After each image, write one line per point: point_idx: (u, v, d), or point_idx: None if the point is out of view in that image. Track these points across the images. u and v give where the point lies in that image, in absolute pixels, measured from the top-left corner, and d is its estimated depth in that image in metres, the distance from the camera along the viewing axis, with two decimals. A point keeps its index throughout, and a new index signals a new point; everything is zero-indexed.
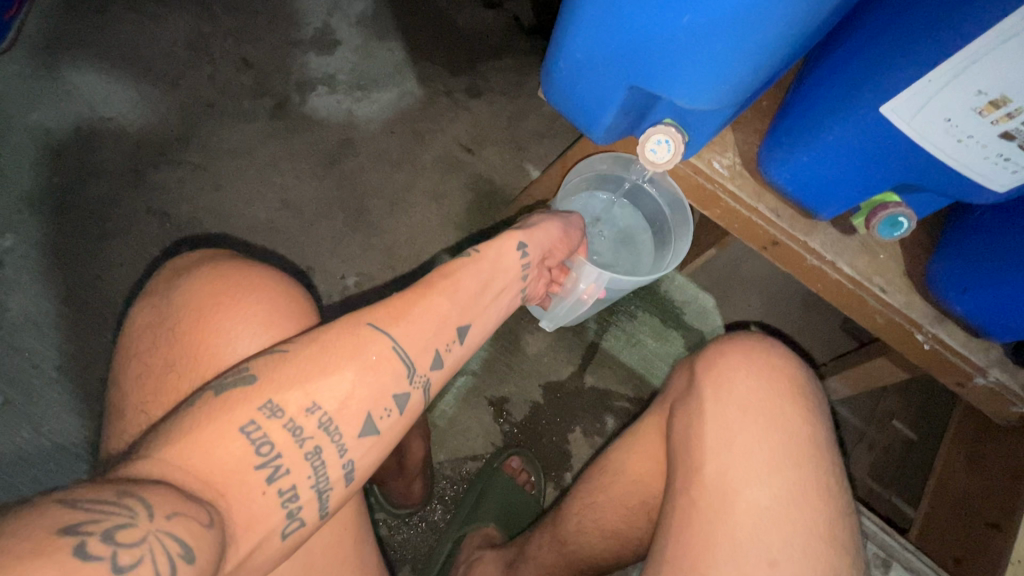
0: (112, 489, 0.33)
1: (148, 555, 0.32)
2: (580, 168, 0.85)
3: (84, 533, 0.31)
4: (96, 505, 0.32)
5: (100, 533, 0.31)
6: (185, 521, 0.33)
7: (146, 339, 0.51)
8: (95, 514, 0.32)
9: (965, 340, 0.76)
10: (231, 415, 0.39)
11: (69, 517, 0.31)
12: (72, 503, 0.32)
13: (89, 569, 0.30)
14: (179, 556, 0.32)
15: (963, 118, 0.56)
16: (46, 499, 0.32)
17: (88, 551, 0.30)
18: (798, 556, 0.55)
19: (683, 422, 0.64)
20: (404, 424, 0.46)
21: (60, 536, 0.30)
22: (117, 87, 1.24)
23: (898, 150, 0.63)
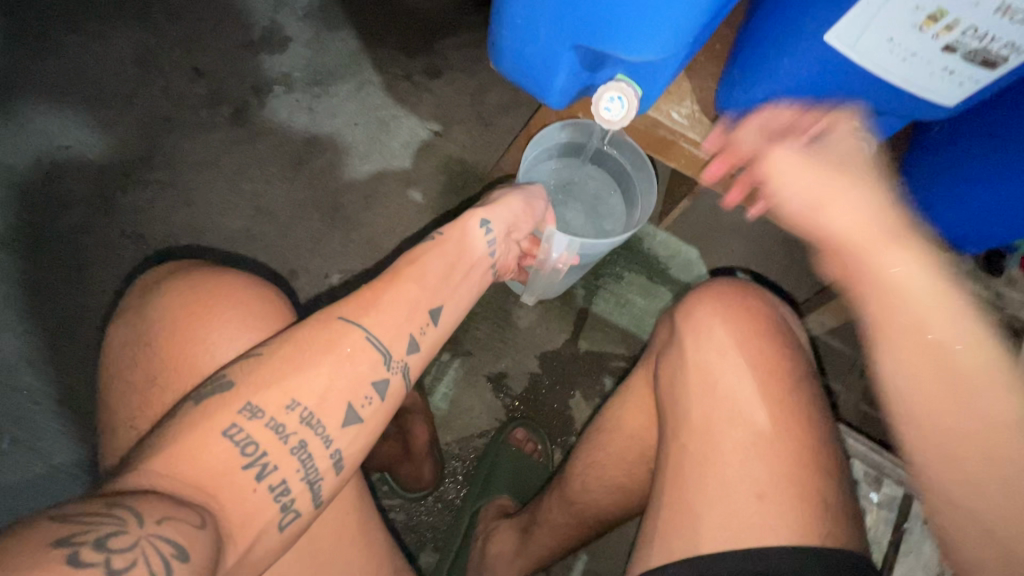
0: (101, 504, 0.34)
1: (141, 557, 0.33)
2: (539, 140, 0.83)
3: (76, 544, 0.32)
4: (87, 519, 0.33)
5: (91, 542, 0.32)
6: (176, 524, 0.34)
7: (126, 356, 0.51)
8: (86, 526, 0.33)
9: (937, 257, 0.77)
10: (213, 420, 0.40)
11: (62, 530, 0.32)
12: (63, 519, 0.33)
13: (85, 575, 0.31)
14: (173, 556, 0.33)
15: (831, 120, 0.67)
16: (38, 520, 0.33)
17: (80, 559, 0.31)
18: (785, 484, 0.57)
19: (668, 373, 0.67)
20: (387, 410, 0.47)
21: (51, 549, 0.31)
22: (71, 114, 1.21)
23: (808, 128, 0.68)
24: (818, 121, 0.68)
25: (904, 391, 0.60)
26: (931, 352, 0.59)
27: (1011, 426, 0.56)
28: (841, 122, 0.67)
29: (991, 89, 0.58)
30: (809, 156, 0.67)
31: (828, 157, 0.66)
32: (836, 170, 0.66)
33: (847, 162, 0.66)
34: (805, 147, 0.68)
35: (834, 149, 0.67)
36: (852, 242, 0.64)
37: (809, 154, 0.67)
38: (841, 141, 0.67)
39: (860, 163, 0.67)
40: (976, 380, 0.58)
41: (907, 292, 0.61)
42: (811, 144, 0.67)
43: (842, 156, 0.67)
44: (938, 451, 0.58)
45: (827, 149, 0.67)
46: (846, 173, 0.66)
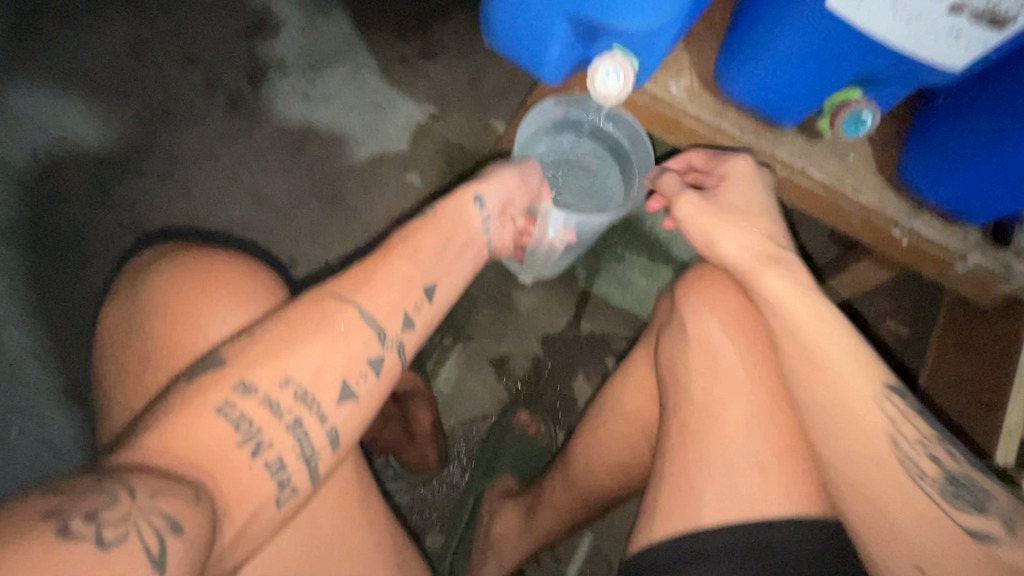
0: (93, 480, 0.35)
1: (133, 530, 0.33)
2: (532, 117, 0.81)
3: (65, 517, 0.32)
4: (77, 493, 0.33)
5: (80, 514, 0.32)
6: (169, 498, 0.34)
7: (118, 337, 0.50)
8: (76, 499, 0.33)
9: (942, 229, 0.75)
10: (206, 397, 0.40)
11: (52, 503, 0.33)
12: (51, 493, 0.33)
13: (73, 547, 0.31)
14: (167, 529, 0.34)
15: (739, 167, 0.67)
16: (29, 495, 0.33)
17: (70, 531, 0.32)
18: (782, 457, 0.57)
19: (669, 348, 0.65)
20: (383, 386, 0.47)
21: (41, 521, 0.31)
22: (65, 105, 1.20)
23: (724, 169, 0.68)
24: (721, 170, 0.68)
25: (804, 399, 0.55)
26: (810, 359, 0.55)
27: (881, 424, 0.53)
28: (736, 163, 0.68)
29: (988, 52, 0.57)
30: (706, 201, 0.65)
31: (724, 203, 0.65)
32: (731, 212, 0.64)
33: (744, 208, 0.65)
34: (706, 195, 0.67)
35: (731, 195, 0.66)
36: (741, 268, 0.61)
37: (709, 200, 0.66)
38: (751, 186, 0.67)
39: (757, 208, 0.65)
40: (854, 390, 0.54)
41: (777, 302, 0.58)
42: (714, 192, 0.67)
43: (739, 202, 0.65)
44: (837, 454, 0.53)
45: (724, 195, 0.66)
46: (742, 215, 0.64)
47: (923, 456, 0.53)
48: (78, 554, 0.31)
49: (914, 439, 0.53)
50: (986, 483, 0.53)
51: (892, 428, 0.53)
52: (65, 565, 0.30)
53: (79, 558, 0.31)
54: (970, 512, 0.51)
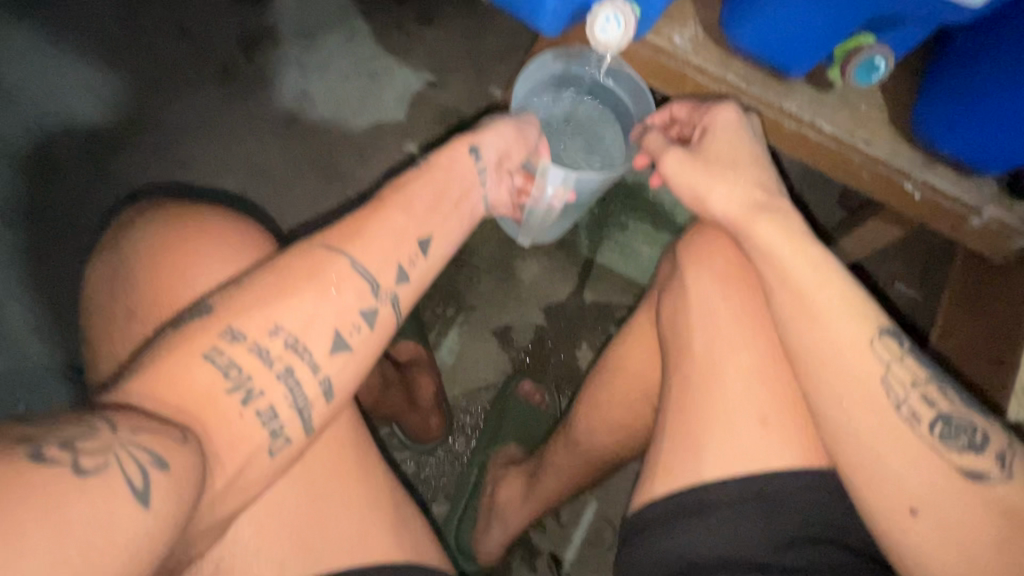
0: (74, 417, 0.34)
1: (115, 462, 0.32)
2: (528, 71, 0.79)
3: (39, 444, 0.31)
4: (56, 426, 0.32)
5: (58, 443, 0.31)
6: (152, 436, 0.34)
7: (105, 289, 0.48)
8: (52, 430, 0.32)
9: (956, 181, 0.72)
10: (192, 344, 0.39)
11: (27, 432, 0.31)
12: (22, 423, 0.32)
13: (48, 472, 0.30)
14: (152, 465, 0.33)
15: (725, 114, 0.65)
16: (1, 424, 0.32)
17: (44, 456, 0.30)
18: (786, 410, 0.56)
19: (670, 304, 0.64)
20: (378, 339, 0.46)
21: (13, 445, 0.30)
22: (55, 77, 1.17)
23: (710, 120, 0.65)
24: (705, 122, 0.66)
25: (794, 346, 0.54)
26: (803, 305, 0.54)
27: (877, 371, 0.52)
28: (723, 112, 0.65)
29: None
30: (690, 154, 0.63)
31: (709, 156, 0.63)
32: (717, 165, 0.62)
33: (731, 160, 0.62)
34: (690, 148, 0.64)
35: (717, 146, 0.63)
36: (731, 221, 0.60)
37: (693, 152, 0.64)
38: (739, 134, 0.64)
39: (745, 160, 0.62)
40: (846, 337, 0.53)
41: (769, 252, 0.57)
42: (698, 144, 0.64)
43: (726, 155, 0.62)
44: (830, 400, 0.52)
45: (708, 148, 0.63)
46: (729, 167, 0.62)
47: (915, 396, 0.52)
48: (51, 479, 0.29)
49: (906, 381, 0.52)
50: (983, 423, 0.51)
51: (884, 370, 0.52)
52: (41, 489, 0.29)
53: (54, 483, 0.29)
54: (963, 451, 0.50)
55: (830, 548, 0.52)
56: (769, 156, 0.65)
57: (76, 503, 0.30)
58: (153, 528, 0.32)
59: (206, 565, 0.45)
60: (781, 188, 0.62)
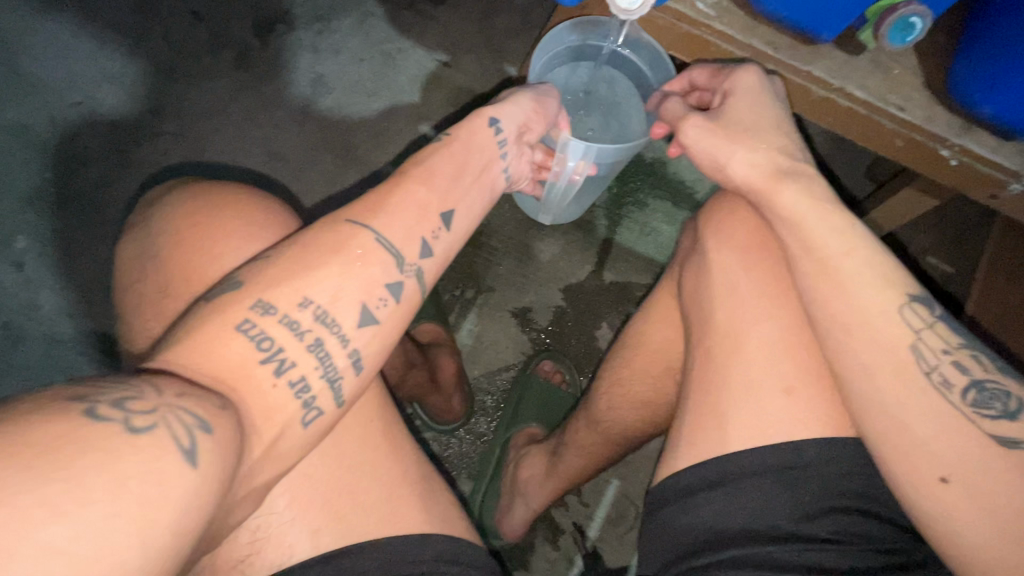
0: (117, 379, 0.35)
1: (161, 421, 0.33)
2: (548, 43, 0.77)
3: (93, 402, 0.32)
4: (105, 387, 0.33)
5: (107, 401, 0.32)
6: (196, 400, 0.35)
7: (136, 269, 0.49)
8: (102, 391, 0.33)
9: (997, 146, 0.69)
10: (226, 316, 0.39)
11: (78, 392, 0.33)
12: (75, 385, 0.34)
13: (99, 427, 0.31)
14: (197, 427, 0.34)
15: (748, 76, 0.62)
16: (55, 386, 0.33)
17: (97, 413, 0.31)
18: (812, 381, 0.55)
19: (692, 277, 0.64)
20: (404, 313, 0.46)
21: (68, 403, 0.31)
22: (77, 68, 1.18)
23: (732, 83, 0.63)
24: (726, 86, 0.64)
25: (818, 314, 0.53)
26: (827, 271, 0.53)
27: (906, 338, 0.51)
28: (747, 75, 0.62)
29: None
30: (710, 120, 0.61)
31: (730, 121, 0.61)
32: (738, 130, 0.60)
33: (752, 124, 0.60)
34: (710, 113, 0.63)
35: (738, 110, 0.61)
36: (752, 188, 0.58)
37: (713, 118, 0.62)
38: (763, 96, 0.62)
39: (767, 123, 0.60)
40: (871, 303, 0.51)
41: (794, 220, 0.55)
42: (718, 109, 0.62)
43: (747, 119, 0.60)
44: (855, 369, 0.50)
45: (729, 112, 0.61)
46: (750, 130, 0.60)
47: (947, 363, 0.50)
48: (104, 434, 0.30)
49: (937, 348, 0.51)
50: (1016, 388, 0.50)
51: (914, 337, 0.51)
52: (98, 443, 0.30)
53: (107, 437, 0.30)
54: (997, 418, 0.48)
55: (864, 519, 0.51)
56: (793, 119, 0.63)
57: (130, 458, 0.31)
58: (201, 485, 0.32)
59: (243, 534, 0.46)
60: (806, 152, 0.61)
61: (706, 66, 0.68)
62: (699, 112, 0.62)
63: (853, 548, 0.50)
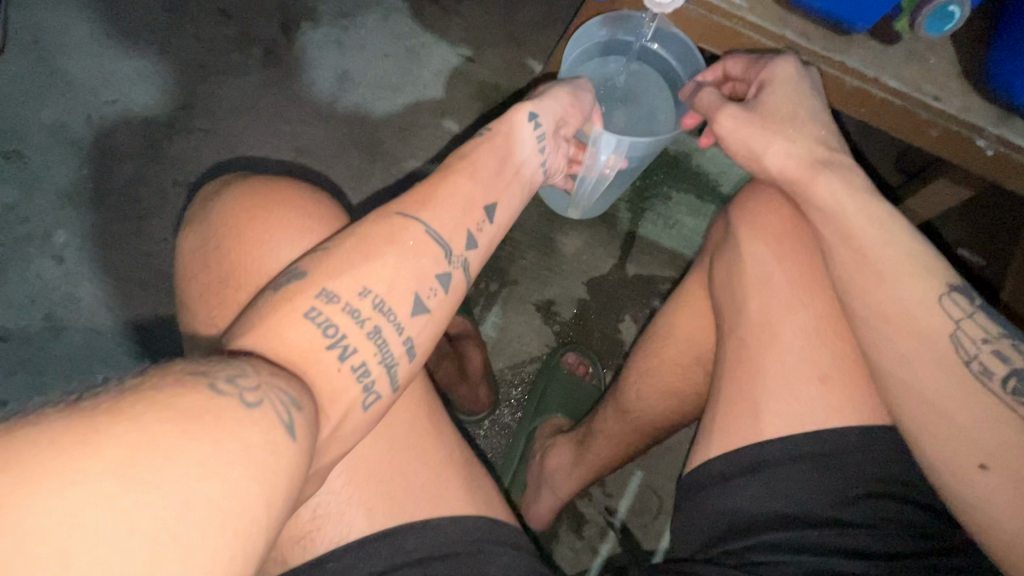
0: (219, 357, 0.37)
1: (267, 398, 0.35)
2: (578, 38, 0.77)
3: (215, 376, 0.34)
4: (217, 362, 0.36)
5: (225, 376, 0.35)
6: (285, 380, 0.37)
7: (196, 261, 0.52)
8: (217, 366, 0.35)
9: None
10: (293, 304, 0.41)
11: (196, 368, 0.35)
12: (190, 360, 0.36)
13: (223, 401, 0.33)
14: (291, 405, 0.36)
15: (789, 67, 0.62)
16: (174, 362, 0.36)
17: (220, 388, 0.34)
18: (848, 370, 0.55)
19: (723, 269, 0.64)
20: (451, 303, 0.48)
21: (197, 376, 0.34)
22: (111, 67, 1.21)
23: (768, 73, 0.62)
24: (762, 77, 0.63)
25: (855, 304, 0.53)
26: (867, 262, 0.53)
27: (947, 328, 0.51)
28: (784, 64, 0.62)
29: None
30: (747, 110, 0.61)
31: (767, 112, 0.60)
32: (774, 120, 0.60)
33: (789, 115, 0.60)
34: (745, 104, 0.62)
35: (776, 100, 0.61)
36: (789, 178, 0.59)
37: (750, 108, 0.62)
38: (801, 88, 0.61)
39: (804, 114, 0.60)
40: (912, 293, 0.52)
41: (833, 211, 0.55)
42: (754, 100, 0.62)
43: (784, 110, 0.60)
44: (893, 357, 0.51)
45: (767, 103, 0.61)
46: (788, 121, 0.60)
47: (987, 353, 0.50)
48: (228, 407, 0.33)
49: (976, 337, 0.51)
50: None
51: (954, 327, 0.51)
52: (229, 414, 0.33)
53: (231, 410, 0.33)
54: None
55: (900, 505, 0.51)
56: (830, 110, 0.63)
57: (250, 430, 0.33)
58: (299, 457, 0.35)
59: (304, 512, 0.48)
60: (842, 142, 0.61)
61: (739, 57, 0.67)
62: (734, 103, 0.62)
63: (892, 533, 0.50)
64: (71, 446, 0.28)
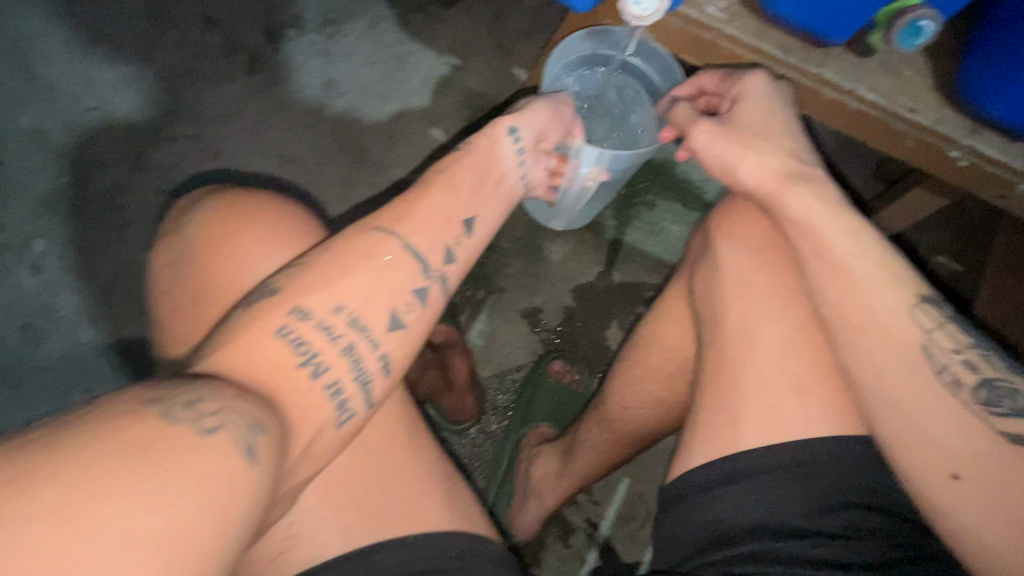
0: (180, 380, 0.37)
1: (225, 424, 0.35)
2: (560, 53, 0.78)
3: (168, 403, 0.34)
4: (174, 387, 0.36)
5: (180, 403, 0.34)
6: (247, 404, 0.37)
7: (169, 276, 0.51)
8: (173, 391, 0.35)
9: (1006, 147, 0.69)
10: (265, 321, 0.41)
11: (152, 394, 0.35)
12: (149, 386, 0.36)
13: (176, 430, 0.33)
14: (252, 429, 0.36)
15: (764, 85, 0.63)
16: (130, 388, 0.36)
17: (173, 416, 0.34)
18: (827, 380, 0.56)
19: (703, 279, 0.65)
20: (430, 317, 0.48)
21: (148, 406, 0.34)
22: (92, 73, 1.20)
23: (742, 86, 0.63)
24: (735, 92, 0.64)
25: (831, 314, 0.53)
26: (843, 275, 0.53)
27: (920, 338, 0.51)
28: (754, 80, 0.63)
29: None
30: (720, 124, 0.62)
31: (741, 125, 0.62)
32: (748, 134, 0.61)
33: (763, 129, 0.61)
34: (719, 118, 0.64)
35: (749, 115, 0.62)
36: (764, 191, 0.59)
37: (723, 123, 0.63)
38: (771, 104, 0.62)
39: (777, 127, 0.61)
40: (886, 304, 0.52)
41: (810, 224, 0.56)
42: (728, 114, 0.63)
43: (757, 123, 0.61)
44: (869, 369, 0.51)
45: (739, 117, 0.62)
46: (762, 135, 0.60)
47: (958, 363, 0.51)
48: (180, 437, 0.33)
49: (948, 348, 0.51)
50: None
51: (925, 338, 0.52)
52: (178, 444, 0.33)
53: (182, 440, 0.33)
54: (1010, 417, 0.48)
55: (874, 515, 0.52)
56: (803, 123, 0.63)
57: (202, 457, 0.33)
58: (260, 482, 0.35)
59: (278, 531, 0.47)
60: (815, 155, 0.61)
61: (714, 72, 0.68)
62: (708, 118, 0.64)
63: (866, 544, 0.51)
64: (15, 485, 0.29)
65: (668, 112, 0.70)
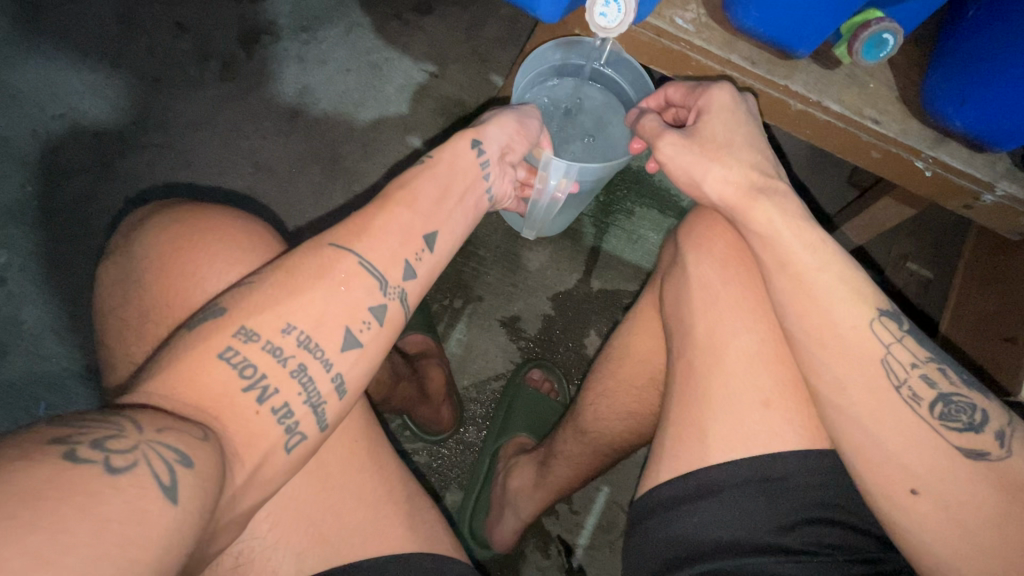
0: (97, 418, 0.35)
1: (142, 459, 0.33)
2: (530, 64, 0.78)
3: (74, 442, 0.33)
4: (86, 426, 0.34)
5: (89, 442, 0.33)
6: (176, 433, 0.35)
7: (117, 293, 0.50)
8: (83, 431, 0.34)
9: (969, 158, 0.70)
10: (208, 343, 0.41)
11: (61, 431, 0.33)
12: (57, 424, 0.34)
13: (83, 469, 0.31)
14: (177, 462, 0.34)
15: (731, 98, 0.63)
16: (39, 426, 0.34)
17: (79, 456, 0.32)
18: (790, 392, 0.56)
19: (672, 290, 0.65)
20: (387, 336, 0.48)
21: (49, 445, 0.32)
22: (58, 79, 1.17)
23: (707, 98, 0.63)
24: (700, 104, 0.64)
25: (793, 327, 0.53)
26: (805, 289, 0.53)
27: (879, 352, 0.52)
28: (721, 91, 0.63)
29: None
30: (685, 137, 0.62)
31: (704, 138, 0.61)
32: (712, 146, 0.61)
33: (726, 142, 0.61)
34: (686, 131, 0.63)
35: (713, 127, 0.62)
36: (728, 204, 0.59)
37: (688, 135, 0.62)
38: (737, 117, 0.62)
39: (740, 140, 0.61)
40: (846, 318, 0.52)
41: (773, 237, 0.56)
42: (693, 127, 0.63)
43: (722, 136, 0.61)
44: (830, 384, 0.51)
45: (704, 129, 0.62)
46: (726, 148, 0.61)
47: (916, 378, 0.51)
48: (87, 476, 0.31)
49: (906, 362, 0.52)
50: (981, 400, 0.51)
51: (884, 352, 0.52)
52: (81, 485, 0.30)
53: (89, 479, 0.31)
54: (962, 432, 0.49)
55: (838, 530, 0.52)
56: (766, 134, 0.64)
57: (110, 500, 0.31)
58: (187, 519, 0.33)
59: (226, 560, 0.47)
60: (779, 167, 0.62)
61: (679, 84, 0.68)
62: (674, 130, 0.63)
63: (831, 560, 0.51)
64: None
65: (636, 123, 0.69)
